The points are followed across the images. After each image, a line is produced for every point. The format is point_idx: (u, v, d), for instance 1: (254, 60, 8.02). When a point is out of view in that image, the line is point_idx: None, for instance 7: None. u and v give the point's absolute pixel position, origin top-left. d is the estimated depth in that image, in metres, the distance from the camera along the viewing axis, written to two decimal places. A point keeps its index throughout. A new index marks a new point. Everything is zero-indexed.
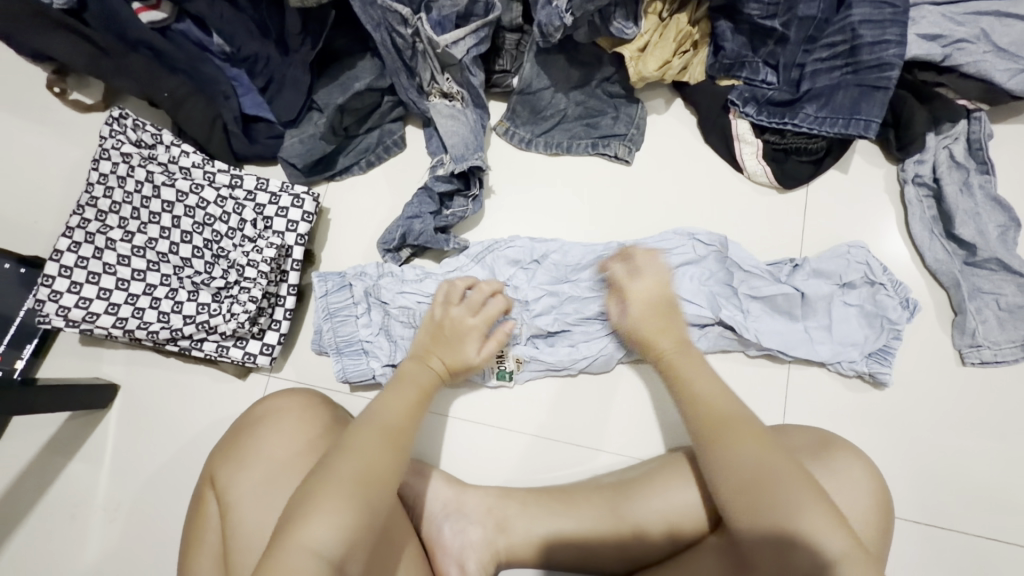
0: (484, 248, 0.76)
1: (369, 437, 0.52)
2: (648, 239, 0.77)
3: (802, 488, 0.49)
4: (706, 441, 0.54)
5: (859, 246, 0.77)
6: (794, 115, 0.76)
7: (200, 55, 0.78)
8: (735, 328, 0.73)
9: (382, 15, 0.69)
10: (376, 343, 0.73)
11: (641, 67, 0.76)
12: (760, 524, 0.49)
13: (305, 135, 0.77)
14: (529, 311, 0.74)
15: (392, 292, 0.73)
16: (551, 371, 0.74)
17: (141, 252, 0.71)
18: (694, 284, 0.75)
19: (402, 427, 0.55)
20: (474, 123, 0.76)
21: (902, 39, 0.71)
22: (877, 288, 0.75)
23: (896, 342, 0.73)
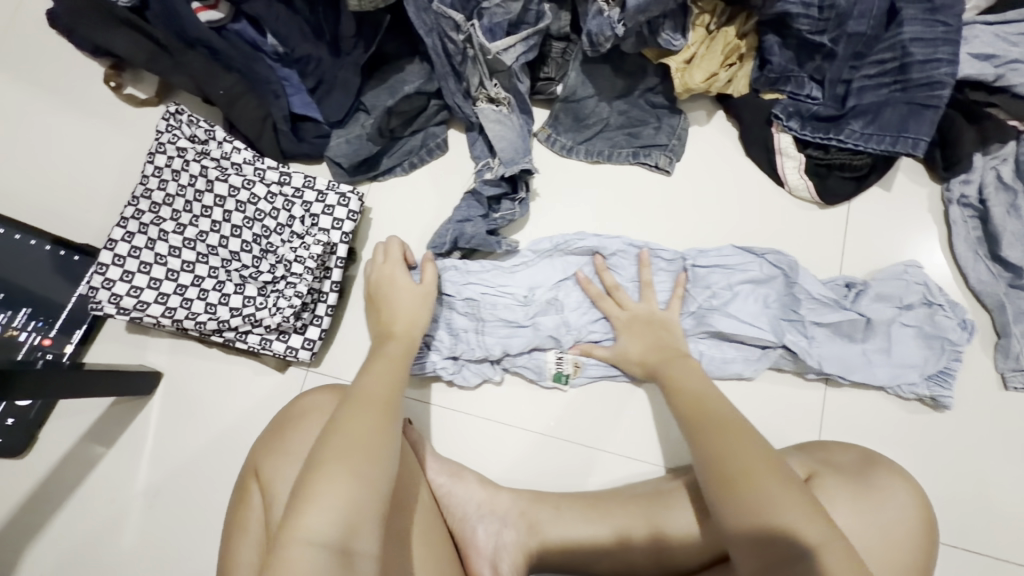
0: (553, 246, 0.77)
1: (364, 408, 0.51)
2: (714, 254, 0.78)
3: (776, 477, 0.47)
4: (700, 437, 0.53)
5: (916, 267, 0.76)
6: (840, 131, 0.76)
7: (252, 54, 0.79)
8: (798, 353, 0.73)
9: (436, 20, 0.71)
10: (438, 336, 0.75)
11: (687, 78, 0.76)
12: (745, 516, 0.46)
13: (352, 136, 0.79)
14: (588, 314, 0.75)
15: (455, 285, 0.75)
16: (606, 376, 0.75)
17: (191, 244, 0.73)
18: (757, 306, 0.75)
19: (394, 398, 0.54)
20: (520, 128, 0.77)
21: (954, 58, 0.71)
22: (934, 309, 0.74)
23: (957, 364, 0.73)
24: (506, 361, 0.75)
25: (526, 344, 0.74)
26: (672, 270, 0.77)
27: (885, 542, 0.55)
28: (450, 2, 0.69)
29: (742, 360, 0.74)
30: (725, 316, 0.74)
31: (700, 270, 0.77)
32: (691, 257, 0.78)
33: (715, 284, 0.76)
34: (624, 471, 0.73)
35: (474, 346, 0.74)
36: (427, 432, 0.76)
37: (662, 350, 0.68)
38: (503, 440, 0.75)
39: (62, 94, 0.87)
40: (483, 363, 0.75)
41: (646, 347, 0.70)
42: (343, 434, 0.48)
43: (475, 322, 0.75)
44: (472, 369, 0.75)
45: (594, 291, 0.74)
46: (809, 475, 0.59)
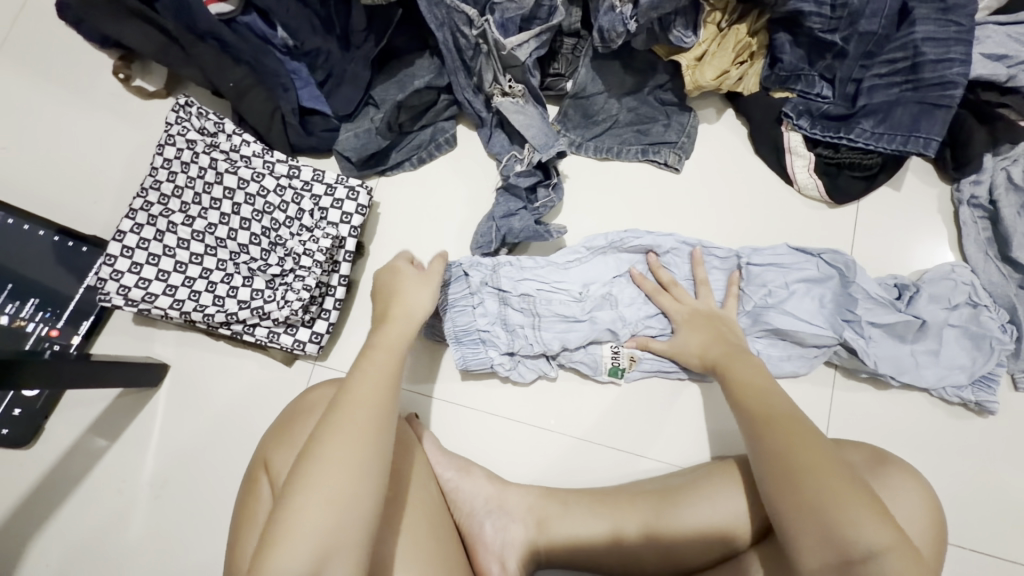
0: (608, 243, 0.76)
1: (347, 436, 0.47)
2: (769, 252, 0.76)
3: (833, 479, 0.48)
4: (755, 433, 0.54)
5: (964, 268, 0.76)
6: (850, 130, 0.76)
7: (262, 47, 0.79)
8: (858, 352, 0.71)
9: (447, 15, 0.71)
10: (492, 332, 0.73)
11: (698, 75, 0.76)
12: (803, 520, 0.48)
13: (360, 129, 0.79)
14: (645, 309, 0.75)
15: (510, 280, 0.74)
16: (660, 373, 0.75)
17: (200, 237, 0.73)
18: (813, 304, 0.73)
19: (381, 421, 0.49)
20: (536, 117, 0.76)
21: (967, 58, 0.71)
22: (979, 309, 0.74)
23: (1002, 368, 0.72)
24: (561, 357, 0.75)
25: (583, 337, 0.73)
26: (726, 268, 0.76)
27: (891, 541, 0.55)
28: None
29: (799, 358, 0.73)
30: (783, 315, 0.72)
31: (755, 268, 0.75)
32: (745, 254, 0.76)
33: (756, 282, 0.75)
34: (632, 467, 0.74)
35: (532, 341, 0.73)
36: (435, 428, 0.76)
37: (719, 343, 0.67)
38: (508, 436, 0.75)
39: (70, 85, 0.87)
40: (539, 359, 0.75)
41: (706, 341, 0.68)
42: (324, 475, 0.45)
43: (531, 318, 0.73)
44: (528, 365, 0.75)
45: (650, 286, 0.74)
46: None
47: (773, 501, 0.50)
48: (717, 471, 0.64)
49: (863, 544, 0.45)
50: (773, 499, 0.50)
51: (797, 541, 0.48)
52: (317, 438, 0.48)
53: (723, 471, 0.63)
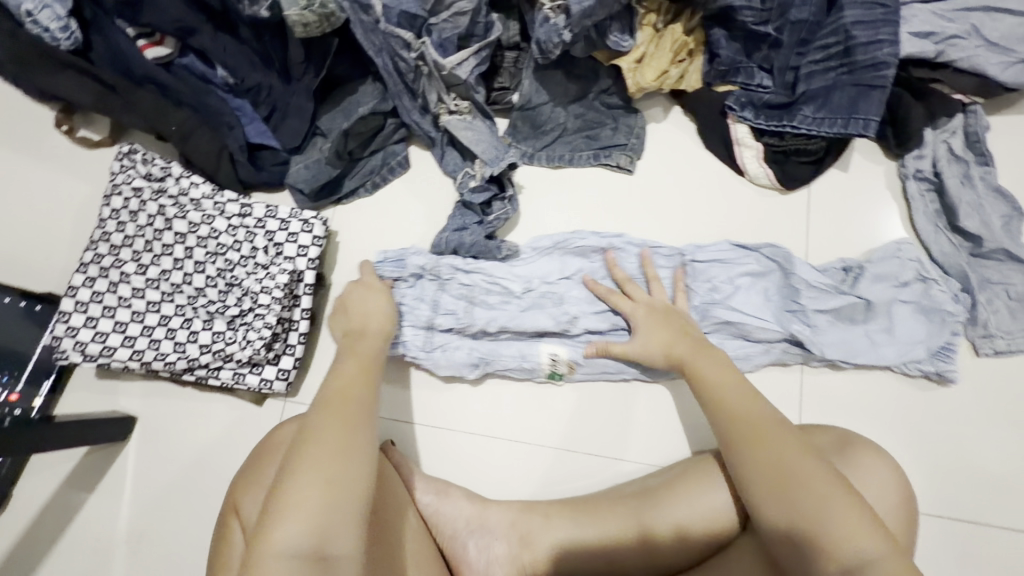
0: (552, 243, 0.77)
1: (312, 476, 0.47)
2: (712, 250, 0.77)
3: (828, 487, 0.48)
4: (738, 441, 0.55)
5: (910, 243, 0.78)
6: (792, 117, 0.78)
7: (203, 88, 0.78)
8: (804, 342, 0.73)
9: (384, 40, 0.71)
10: (416, 307, 0.73)
11: (639, 77, 0.77)
12: (807, 528, 0.48)
13: (310, 160, 0.79)
14: (589, 304, 0.74)
15: (451, 269, 0.74)
16: (605, 376, 0.74)
17: (155, 284, 0.72)
18: (758, 299, 0.75)
19: (352, 456, 0.49)
20: (487, 132, 0.77)
21: (895, 38, 0.72)
22: (929, 284, 0.76)
23: (956, 338, 0.74)
24: (495, 364, 0.74)
25: (510, 329, 0.73)
26: (672, 266, 0.77)
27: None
28: (397, 21, 0.69)
29: (745, 355, 0.75)
30: (727, 309, 0.75)
31: (697, 265, 0.77)
32: (690, 250, 0.77)
33: (699, 279, 0.76)
34: (611, 472, 0.73)
35: (461, 317, 0.73)
36: (416, 451, 0.76)
37: (679, 343, 0.66)
38: (487, 454, 0.75)
39: (12, 141, 0.86)
40: (462, 360, 0.73)
41: (662, 350, 0.67)
42: (300, 483, 0.46)
43: (465, 303, 0.74)
44: (452, 359, 0.73)
45: (604, 290, 0.73)
46: None
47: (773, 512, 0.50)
48: (695, 466, 0.64)
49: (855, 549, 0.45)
50: (766, 505, 0.51)
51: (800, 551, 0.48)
52: (283, 474, 0.47)
53: (697, 468, 0.64)
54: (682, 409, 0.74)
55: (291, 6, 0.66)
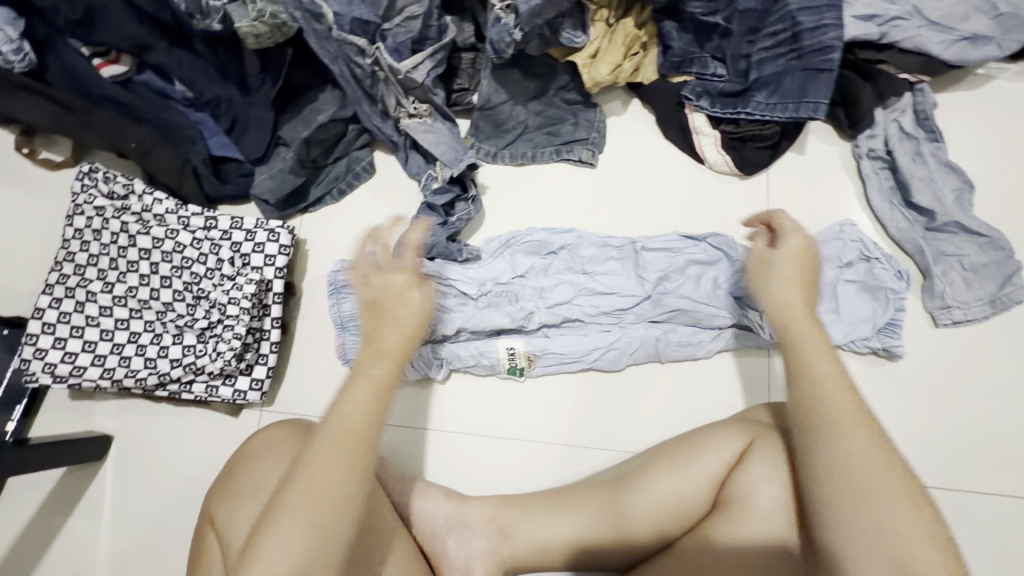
0: (501, 244, 0.78)
1: (302, 524, 0.42)
2: (659, 240, 0.78)
3: (913, 512, 0.44)
4: (835, 445, 0.46)
5: (853, 225, 0.80)
6: (746, 104, 0.80)
7: (162, 103, 0.78)
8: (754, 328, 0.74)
9: (339, 47, 0.71)
10: None
11: (594, 72, 0.79)
12: (875, 547, 0.43)
13: (275, 170, 0.79)
14: (546, 299, 0.75)
15: None
16: (563, 365, 0.75)
17: (122, 301, 0.71)
18: (707, 287, 0.75)
19: (340, 495, 0.43)
20: (447, 134, 0.78)
21: (839, 22, 0.74)
22: (872, 263, 0.78)
23: (902, 313, 0.76)
24: (455, 363, 0.75)
25: (468, 329, 0.73)
26: (623, 257, 0.78)
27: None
28: (350, 28, 0.69)
29: (696, 342, 0.75)
30: (678, 297, 0.75)
31: (645, 253, 0.78)
32: (640, 240, 0.79)
33: (651, 267, 0.77)
34: (589, 461, 0.74)
35: None
36: (393, 453, 0.76)
37: (795, 311, 0.54)
38: (463, 452, 0.75)
39: None
40: (426, 362, 0.74)
41: (776, 314, 0.55)
42: (281, 531, 0.41)
43: None
44: (416, 364, 0.74)
45: (759, 252, 0.60)
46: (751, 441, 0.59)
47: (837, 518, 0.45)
48: (671, 450, 0.63)
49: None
50: (838, 509, 0.45)
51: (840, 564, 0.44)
52: (270, 512, 0.42)
53: (665, 454, 0.63)
54: (648, 394, 0.76)
55: (242, 18, 0.67)
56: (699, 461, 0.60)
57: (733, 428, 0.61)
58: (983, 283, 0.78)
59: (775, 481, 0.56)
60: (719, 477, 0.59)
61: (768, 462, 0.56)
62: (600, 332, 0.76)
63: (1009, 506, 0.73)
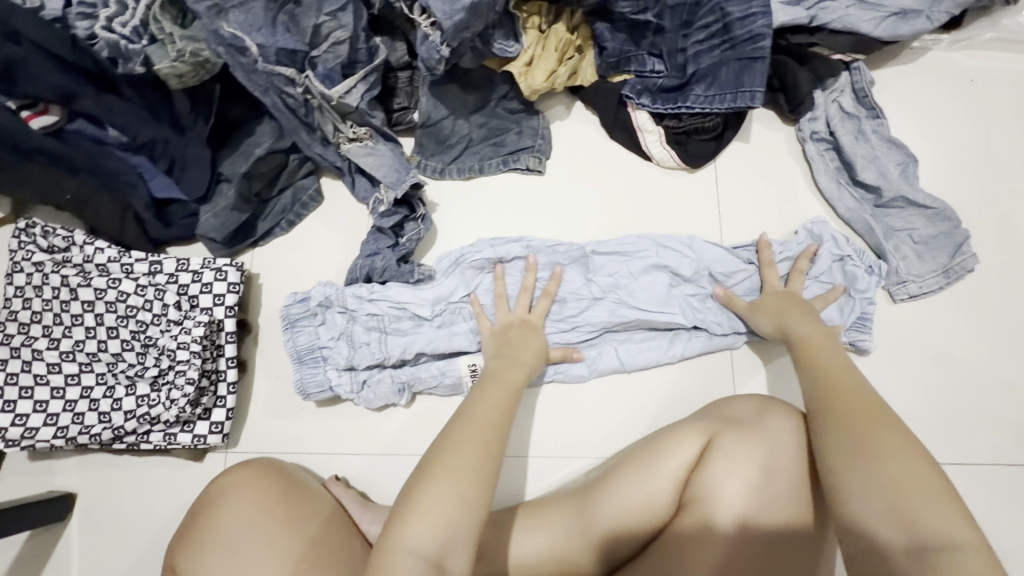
0: (451, 262, 0.76)
1: (451, 478, 0.50)
2: (610, 243, 0.79)
3: (898, 444, 0.49)
4: (830, 400, 0.55)
5: (821, 220, 0.80)
6: (686, 98, 0.80)
7: (97, 150, 0.75)
8: (708, 325, 0.76)
9: (268, 79, 0.70)
10: (335, 348, 0.71)
11: (530, 81, 0.78)
12: (877, 493, 0.46)
13: (219, 209, 0.77)
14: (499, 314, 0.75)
15: (357, 300, 0.72)
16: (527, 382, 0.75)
17: (70, 356, 0.70)
18: (662, 288, 0.77)
19: (478, 474, 0.51)
20: (389, 153, 0.78)
21: (767, 9, 0.75)
22: (844, 260, 0.78)
23: (871, 307, 0.76)
24: (418, 386, 0.73)
25: (428, 352, 0.72)
26: (574, 260, 0.78)
27: (782, 486, 0.55)
28: (276, 59, 0.68)
29: (655, 343, 0.76)
30: (631, 299, 0.76)
31: (597, 257, 0.78)
32: (590, 244, 0.79)
33: (602, 270, 0.78)
34: (563, 471, 0.74)
35: (373, 350, 0.71)
36: (360, 485, 0.74)
37: (802, 325, 0.67)
38: None
39: None
40: (389, 389, 0.72)
41: (788, 325, 0.68)
42: (437, 481, 0.50)
43: (377, 333, 0.71)
44: (377, 391, 0.72)
45: (768, 256, 0.76)
46: (710, 436, 0.60)
47: (835, 463, 0.50)
48: (634, 457, 0.63)
49: (917, 510, 0.44)
50: (824, 444, 0.52)
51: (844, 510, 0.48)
52: (422, 473, 0.51)
53: (629, 459, 0.63)
54: (613, 397, 0.76)
55: (162, 59, 0.67)
56: (662, 463, 0.60)
57: (692, 427, 0.62)
58: (935, 255, 0.78)
59: (738, 474, 0.56)
60: (682, 479, 0.59)
61: (727, 457, 0.57)
62: (562, 342, 0.75)
63: (975, 472, 0.74)
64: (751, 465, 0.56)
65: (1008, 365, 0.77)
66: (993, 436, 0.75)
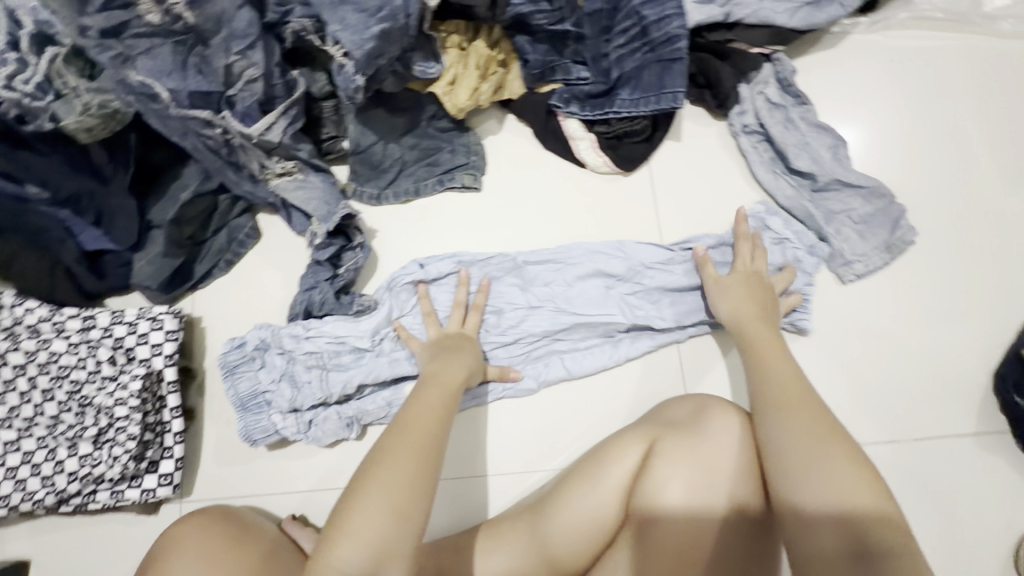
0: (384, 289, 0.77)
1: (387, 488, 0.49)
2: (543, 254, 0.79)
3: (828, 435, 0.53)
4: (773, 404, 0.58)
5: (761, 207, 0.81)
6: (613, 103, 0.80)
7: (18, 209, 0.70)
8: (649, 321, 0.76)
9: (183, 123, 0.68)
10: (278, 390, 0.72)
11: (455, 100, 0.79)
12: (815, 476, 0.51)
13: (152, 256, 0.76)
14: None
15: (294, 341, 0.74)
16: (476, 395, 0.75)
17: (7, 423, 0.68)
18: (600, 291, 0.77)
19: (419, 481, 0.51)
20: (322, 185, 0.78)
21: (680, 11, 0.77)
22: (785, 244, 0.79)
23: (811, 288, 0.78)
24: (366, 418, 0.73)
25: (370, 382, 0.73)
26: (508, 272, 0.79)
27: (718, 485, 0.57)
28: (190, 102, 0.66)
29: (599, 347, 0.77)
30: (568, 305, 0.77)
31: (531, 267, 0.79)
32: (523, 254, 0.79)
33: (537, 281, 0.78)
34: (520, 486, 0.74)
35: (315, 389, 0.72)
36: (319, 522, 0.73)
37: (751, 321, 0.68)
38: None
39: None
40: (337, 425, 0.72)
41: (736, 319, 0.69)
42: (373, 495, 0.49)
43: (318, 371, 0.73)
44: (326, 429, 0.72)
45: (743, 229, 0.77)
46: (650, 443, 0.61)
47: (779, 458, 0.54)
48: (580, 469, 0.63)
49: (847, 490, 0.49)
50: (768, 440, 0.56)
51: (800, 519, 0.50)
52: (355, 486, 0.50)
53: (576, 470, 0.64)
54: (566, 407, 0.76)
55: (69, 114, 0.66)
56: (608, 473, 0.60)
57: (633, 434, 0.63)
58: (875, 232, 0.78)
59: (679, 478, 0.57)
60: (626, 487, 0.60)
61: (668, 461, 0.58)
62: (507, 354, 0.76)
63: (938, 446, 0.74)
64: (689, 466, 0.58)
65: (952, 337, 0.77)
66: (944, 409, 0.75)
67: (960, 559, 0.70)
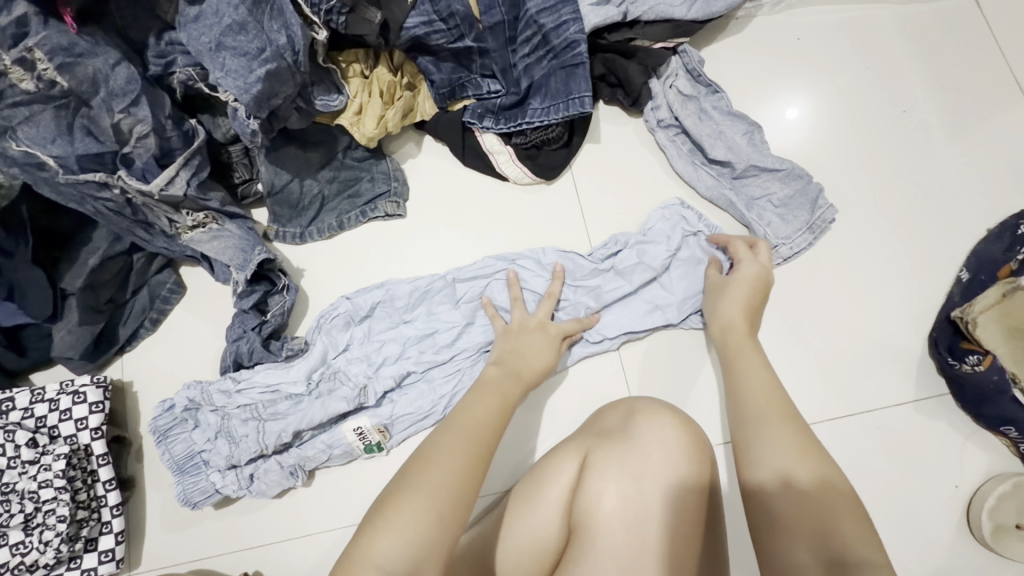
0: (314, 327, 0.76)
1: (430, 489, 0.47)
2: (468, 272, 0.78)
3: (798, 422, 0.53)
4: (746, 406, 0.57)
5: (672, 203, 0.80)
6: (525, 113, 0.79)
7: None
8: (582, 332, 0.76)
9: (77, 189, 0.66)
10: (214, 448, 0.71)
11: (363, 129, 0.76)
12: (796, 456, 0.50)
13: (72, 324, 0.72)
14: (372, 365, 0.74)
15: (225, 398, 0.72)
16: (420, 421, 0.74)
17: None
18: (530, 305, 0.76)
19: (463, 487, 0.48)
20: (239, 231, 0.75)
21: (577, 15, 0.76)
22: (700, 236, 0.78)
23: None
24: (310, 463, 0.72)
25: (307, 428, 0.71)
26: (441, 292, 0.77)
27: (652, 500, 0.56)
28: (80, 166, 0.63)
29: None
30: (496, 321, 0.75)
31: (459, 285, 0.77)
32: (451, 273, 0.78)
33: (466, 297, 0.77)
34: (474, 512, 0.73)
35: (252, 441, 0.70)
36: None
37: (740, 327, 0.67)
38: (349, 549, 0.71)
39: None
40: (280, 475, 0.71)
41: (718, 328, 0.69)
42: (414, 495, 0.46)
43: (254, 423, 0.71)
44: (269, 480, 0.71)
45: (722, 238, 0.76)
46: (584, 456, 0.61)
47: (756, 442, 0.53)
48: (522, 486, 0.62)
49: (823, 469, 0.49)
50: (745, 426, 0.55)
51: (775, 515, 0.48)
52: (394, 489, 0.47)
53: (526, 487, 0.62)
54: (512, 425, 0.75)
55: None
56: (547, 492, 0.60)
57: (567, 448, 0.63)
58: (796, 212, 0.79)
59: (612, 488, 0.57)
60: (565, 504, 0.59)
61: (600, 473, 0.59)
62: (445, 377, 0.74)
63: (884, 416, 0.74)
64: (621, 476, 0.58)
65: (884, 308, 0.78)
66: (885, 379, 0.75)
67: (917, 527, 0.71)
